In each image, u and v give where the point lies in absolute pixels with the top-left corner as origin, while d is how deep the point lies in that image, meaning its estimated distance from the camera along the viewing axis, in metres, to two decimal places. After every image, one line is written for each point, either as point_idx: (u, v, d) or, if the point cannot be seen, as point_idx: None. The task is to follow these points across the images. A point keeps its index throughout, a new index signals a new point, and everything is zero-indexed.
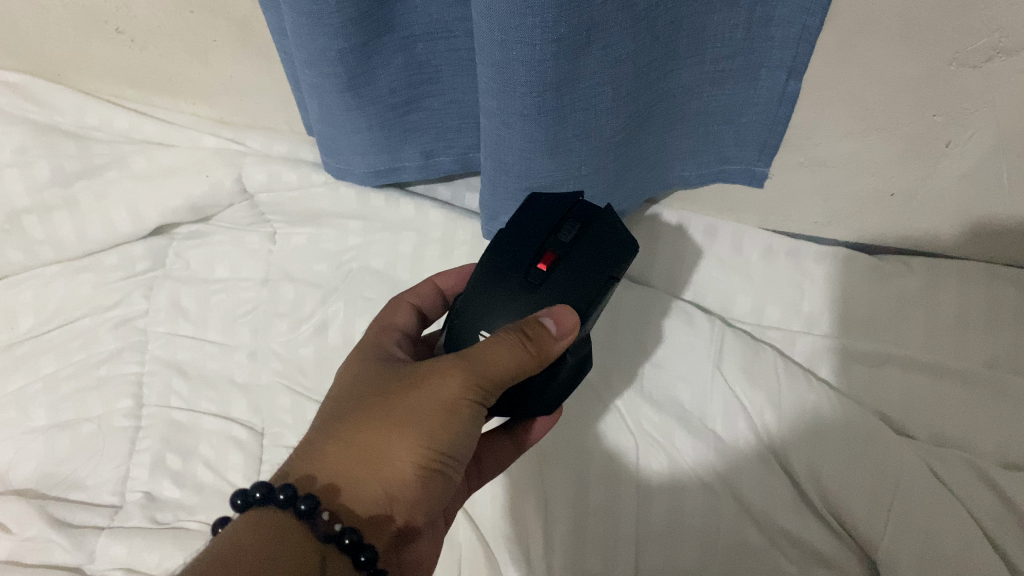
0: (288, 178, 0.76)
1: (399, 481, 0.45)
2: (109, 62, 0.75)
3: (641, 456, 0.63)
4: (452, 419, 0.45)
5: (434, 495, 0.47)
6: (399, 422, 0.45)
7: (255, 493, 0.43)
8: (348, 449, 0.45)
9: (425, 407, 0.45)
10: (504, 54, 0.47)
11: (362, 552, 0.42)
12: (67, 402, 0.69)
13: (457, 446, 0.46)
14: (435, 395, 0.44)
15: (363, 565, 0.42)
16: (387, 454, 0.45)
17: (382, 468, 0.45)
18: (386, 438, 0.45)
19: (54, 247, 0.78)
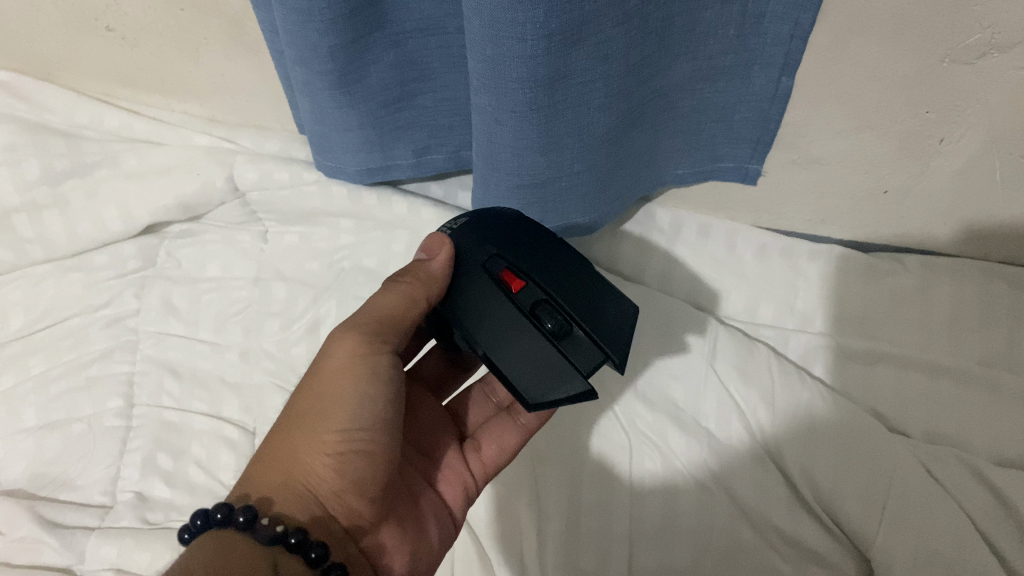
0: (279, 177, 0.76)
1: (322, 473, 0.47)
2: (99, 60, 0.74)
3: (635, 455, 0.62)
4: (350, 389, 0.48)
5: (368, 478, 0.48)
6: (307, 419, 0.48)
7: (196, 521, 0.44)
8: (270, 458, 0.48)
9: (320, 395, 0.49)
10: (495, 51, 0.46)
11: (312, 548, 0.44)
12: (57, 402, 0.69)
13: (365, 416, 0.48)
14: (327, 373, 0.49)
15: (315, 561, 0.44)
16: (299, 453, 0.48)
17: (300, 468, 0.47)
18: (296, 433, 0.48)
19: (44, 246, 0.77)
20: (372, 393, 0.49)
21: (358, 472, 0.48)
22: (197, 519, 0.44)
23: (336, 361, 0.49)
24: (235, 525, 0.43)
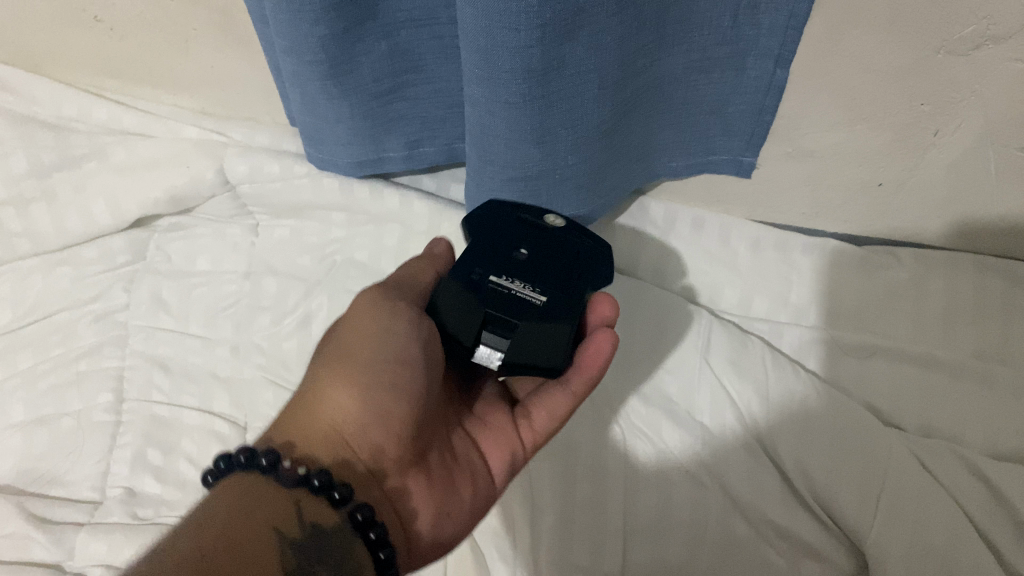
0: (271, 170, 0.74)
1: (346, 413, 0.47)
2: (87, 51, 0.74)
3: (626, 441, 0.62)
4: (378, 322, 0.49)
5: (395, 415, 0.47)
6: (335, 364, 0.48)
7: (218, 464, 0.44)
8: (298, 401, 0.49)
9: (348, 343, 0.49)
10: (488, 41, 0.46)
11: (337, 490, 0.44)
12: (46, 398, 0.68)
13: (390, 346, 0.48)
14: (365, 313, 0.50)
15: (339, 502, 0.44)
16: (323, 397, 0.48)
17: (325, 412, 0.47)
18: (326, 378, 0.48)
19: (32, 240, 0.76)
20: (396, 326, 0.49)
21: (384, 408, 0.47)
22: (219, 463, 0.44)
23: (361, 309, 0.50)
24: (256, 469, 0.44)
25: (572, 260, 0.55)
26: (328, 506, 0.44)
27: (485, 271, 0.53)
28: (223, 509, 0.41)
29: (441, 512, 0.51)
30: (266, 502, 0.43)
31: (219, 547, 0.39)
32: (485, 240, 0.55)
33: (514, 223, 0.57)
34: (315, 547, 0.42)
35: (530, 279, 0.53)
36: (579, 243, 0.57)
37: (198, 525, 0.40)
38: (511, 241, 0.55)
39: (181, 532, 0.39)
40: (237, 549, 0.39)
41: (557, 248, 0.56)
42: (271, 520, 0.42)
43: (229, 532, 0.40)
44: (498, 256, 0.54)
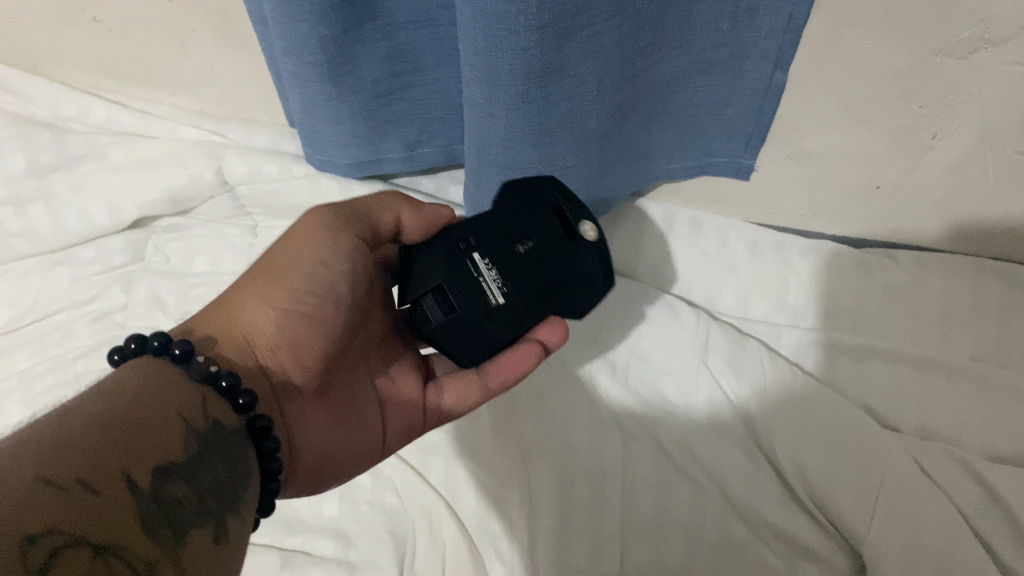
0: (268, 170, 0.76)
1: (264, 327, 0.48)
2: (86, 50, 0.73)
3: (615, 401, 0.65)
4: (315, 249, 0.50)
5: (308, 342, 0.48)
6: (265, 278, 0.50)
7: (129, 344, 0.42)
8: (221, 304, 0.49)
9: (280, 263, 0.50)
10: (488, 43, 0.46)
11: (241, 395, 0.42)
12: (43, 398, 0.68)
13: (321, 279, 0.50)
14: (305, 235, 0.51)
15: (242, 408, 0.41)
16: (245, 307, 0.48)
17: (244, 319, 0.48)
18: (256, 290, 0.49)
19: (30, 240, 0.76)
20: (331, 260, 0.51)
21: (301, 333, 0.48)
22: (131, 343, 0.42)
23: (302, 238, 0.51)
24: (170, 357, 0.42)
25: (558, 280, 0.52)
26: (232, 410, 0.41)
27: (474, 245, 0.53)
28: (133, 380, 0.37)
29: (327, 452, 0.50)
30: (175, 386, 0.39)
31: (128, 415, 0.34)
32: (507, 211, 0.54)
33: (540, 201, 0.54)
34: (218, 438, 0.39)
35: (506, 270, 0.52)
36: (593, 261, 0.52)
37: (105, 394, 0.35)
38: (521, 227, 0.53)
39: (86, 396, 0.35)
40: (142, 421, 0.35)
41: (556, 262, 0.52)
42: (179, 403, 0.38)
43: (139, 405, 0.36)
44: (503, 238, 0.53)
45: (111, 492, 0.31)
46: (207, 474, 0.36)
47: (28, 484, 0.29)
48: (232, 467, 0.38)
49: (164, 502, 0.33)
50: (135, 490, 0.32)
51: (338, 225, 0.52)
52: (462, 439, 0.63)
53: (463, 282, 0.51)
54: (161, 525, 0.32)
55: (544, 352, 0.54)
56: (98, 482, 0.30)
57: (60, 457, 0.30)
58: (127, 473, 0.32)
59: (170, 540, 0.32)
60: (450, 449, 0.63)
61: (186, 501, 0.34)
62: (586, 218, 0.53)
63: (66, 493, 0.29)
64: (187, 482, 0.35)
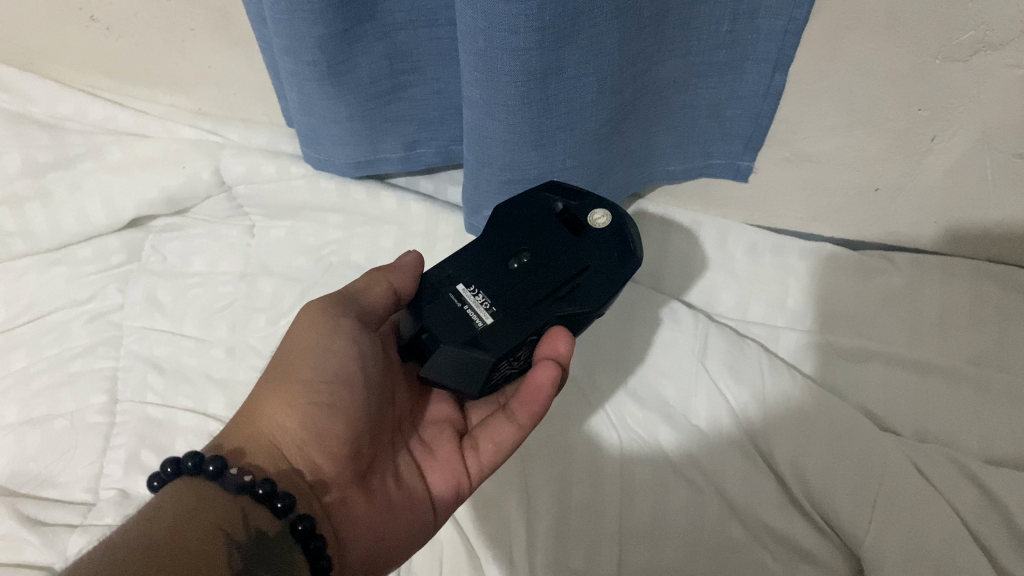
0: (267, 171, 0.75)
1: (286, 425, 0.47)
2: (83, 48, 0.73)
3: (610, 407, 0.64)
4: (320, 337, 0.49)
5: (330, 428, 0.47)
6: (277, 377, 0.49)
7: (166, 468, 0.43)
8: (241, 411, 0.49)
9: (290, 353, 0.49)
10: (487, 43, 0.46)
11: (280, 499, 0.43)
12: (39, 398, 0.68)
13: (330, 365, 0.48)
14: (305, 324, 0.50)
15: (281, 511, 0.43)
16: (266, 409, 0.48)
17: (266, 422, 0.47)
18: (268, 389, 0.48)
19: (26, 238, 0.75)
20: (337, 343, 0.49)
21: (319, 421, 0.47)
22: (166, 467, 0.43)
23: (301, 331, 0.50)
24: (205, 475, 0.43)
25: (569, 275, 0.50)
26: (272, 513, 0.43)
27: (460, 276, 0.51)
28: (172, 505, 0.40)
29: (375, 537, 0.49)
30: (216, 505, 0.42)
31: (171, 541, 0.38)
32: (499, 232, 0.53)
33: (539, 213, 0.53)
34: (261, 551, 0.41)
35: (499, 288, 0.49)
36: (605, 246, 0.51)
37: (147, 521, 0.39)
38: (518, 241, 0.52)
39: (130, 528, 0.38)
40: (186, 545, 0.38)
41: (563, 260, 0.51)
42: (218, 521, 0.41)
43: (181, 529, 0.39)
44: (496, 259, 0.51)
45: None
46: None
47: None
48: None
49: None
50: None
51: (338, 309, 0.51)
52: None
53: (445, 315, 0.49)
54: None
55: (560, 368, 0.48)
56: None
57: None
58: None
59: None
60: None
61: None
62: (592, 208, 0.52)
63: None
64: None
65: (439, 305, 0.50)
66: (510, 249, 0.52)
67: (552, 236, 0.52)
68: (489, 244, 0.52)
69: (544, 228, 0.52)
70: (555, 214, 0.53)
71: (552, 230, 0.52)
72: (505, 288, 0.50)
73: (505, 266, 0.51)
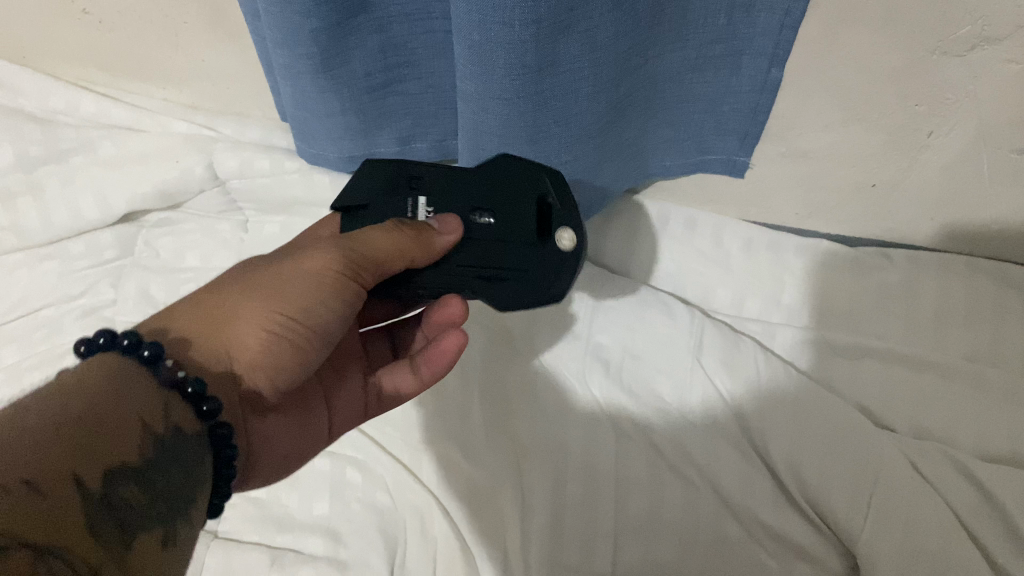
0: (260, 165, 0.75)
1: (244, 343, 0.46)
2: (74, 43, 0.72)
3: (606, 402, 0.64)
4: (318, 288, 0.47)
5: (283, 366, 0.47)
6: (256, 294, 0.47)
7: (97, 339, 0.40)
8: (201, 309, 0.46)
9: (290, 281, 0.47)
10: (482, 36, 0.45)
11: (207, 403, 0.41)
12: (31, 395, 0.67)
13: (313, 315, 0.47)
14: (310, 270, 0.47)
15: (204, 416, 0.41)
16: (237, 313, 0.46)
17: (227, 333, 0.46)
18: (239, 303, 0.46)
19: (18, 234, 0.75)
20: (333, 301, 0.48)
21: (276, 355, 0.46)
22: (100, 337, 0.41)
23: (303, 269, 0.48)
24: (138, 357, 0.41)
25: (501, 268, 0.51)
26: (195, 414, 0.41)
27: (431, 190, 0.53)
28: (92, 377, 0.37)
29: (279, 453, 0.53)
30: (138, 388, 0.38)
31: (82, 415, 0.34)
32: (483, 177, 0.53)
33: (525, 190, 0.52)
34: (174, 443, 0.38)
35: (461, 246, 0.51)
36: (558, 271, 0.50)
37: (60, 393, 0.35)
38: (491, 202, 0.52)
39: (42, 397, 0.34)
40: (98, 422, 0.35)
41: (507, 251, 0.51)
42: (138, 403, 0.37)
43: (97, 405, 0.35)
44: (460, 203, 0.53)
45: (57, 495, 0.31)
46: (160, 477, 0.36)
47: None
48: (185, 472, 0.38)
49: (111, 505, 0.33)
50: (84, 494, 0.32)
51: (359, 266, 0.48)
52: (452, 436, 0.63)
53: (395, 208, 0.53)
54: (113, 526, 0.32)
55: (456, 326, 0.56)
56: (45, 485, 0.30)
57: (6, 459, 0.30)
58: (75, 476, 0.32)
59: (121, 543, 0.32)
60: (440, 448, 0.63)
61: (138, 506, 0.34)
62: (566, 224, 0.51)
63: (12, 494, 0.29)
64: (138, 484, 0.35)
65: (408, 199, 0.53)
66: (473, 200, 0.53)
67: (516, 219, 0.51)
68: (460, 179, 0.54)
69: (512, 207, 0.52)
70: (535, 202, 0.52)
71: (526, 211, 0.51)
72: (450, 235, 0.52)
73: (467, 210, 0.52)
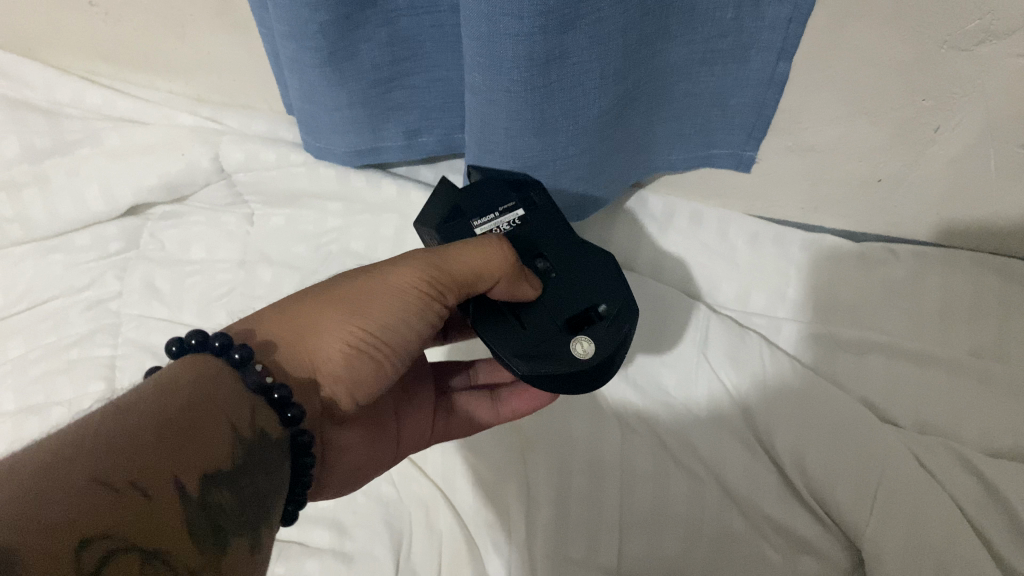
0: (266, 157, 0.74)
1: (333, 353, 0.46)
2: (79, 35, 0.72)
3: (612, 397, 0.64)
4: (401, 306, 0.48)
5: (368, 383, 0.48)
6: (345, 303, 0.47)
7: (192, 339, 0.42)
8: (289, 316, 0.46)
9: (376, 291, 0.48)
10: (491, 28, 0.45)
11: (291, 409, 0.42)
12: (35, 386, 0.68)
13: (395, 331, 0.48)
14: (394, 284, 0.48)
15: (288, 422, 0.42)
16: (324, 325, 0.46)
17: (317, 339, 0.46)
18: (327, 313, 0.46)
19: (23, 226, 0.75)
20: (419, 318, 0.49)
21: (358, 369, 0.47)
22: (193, 338, 0.42)
23: (394, 284, 0.48)
24: (228, 360, 0.42)
25: (551, 344, 0.49)
26: (279, 421, 0.42)
27: (567, 266, 0.54)
28: (189, 380, 0.39)
29: (353, 463, 0.54)
30: (227, 392, 0.40)
31: (180, 418, 0.36)
32: (608, 286, 0.53)
33: (617, 306, 0.51)
34: (261, 447, 0.40)
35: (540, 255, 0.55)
36: (575, 364, 0.48)
37: (159, 391, 0.37)
38: (600, 299, 0.52)
39: (142, 395, 0.37)
40: (195, 426, 0.37)
41: (566, 336, 0.50)
42: (230, 409, 0.39)
43: (192, 407, 0.37)
44: (586, 291, 0.52)
45: (159, 497, 0.33)
46: (248, 482, 0.38)
47: (81, 483, 0.31)
48: (270, 479, 0.40)
49: (205, 509, 0.35)
50: (182, 497, 0.34)
51: (445, 285, 0.48)
52: None
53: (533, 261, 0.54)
54: (204, 529, 0.35)
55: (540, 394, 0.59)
56: (146, 486, 0.33)
57: (112, 458, 0.33)
58: (176, 480, 0.34)
59: (209, 542, 0.35)
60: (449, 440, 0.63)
61: (228, 510, 0.36)
62: (604, 338, 0.49)
63: (117, 494, 0.32)
64: (229, 489, 0.37)
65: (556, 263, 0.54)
66: (594, 295, 0.52)
67: (598, 325, 0.50)
68: (593, 274, 0.53)
69: (610, 316, 0.51)
70: (611, 323, 0.50)
71: (605, 321, 0.51)
72: (565, 301, 0.52)
73: (582, 295, 0.52)
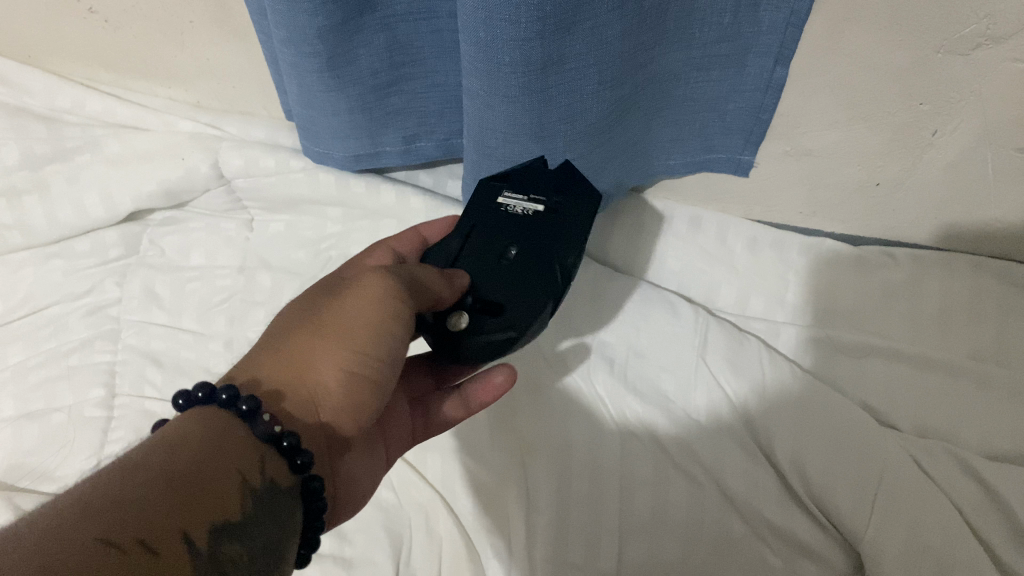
0: (265, 164, 0.75)
1: (328, 384, 0.45)
2: (79, 43, 0.72)
3: (612, 402, 0.64)
4: (379, 324, 0.45)
5: (369, 406, 0.46)
6: (325, 332, 0.45)
7: (196, 393, 0.42)
8: (276, 355, 0.46)
9: (349, 314, 0.45)
10: (488, 34, 0.45)
11: (299, 455, 0.42)
12: (35, 392, 0.68)
13: (386, 352, 0.45)
14: (366, 303, 0.45)
15: (298, 468, 0.42)
16: (312, 358, 0.45)
17: (307, 376, 0.45)
18: (312, 346, 0.45)
19: (24, 232, 0.75)
20: (405, 338, 0.46)
21: (356, 394, 0.45)
22: (199, 392, 0.42)
23: (366, 303, 0.45)
24: (235, 412, 0.42)
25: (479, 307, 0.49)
26: (287, 468, 0.42)
27: (548, 241, 0.51)
28: (196, 434, 0.39)
29: (359, 487, 0.53)
30: (236, 444, 0.40)
31: (189, 473, 0.37)
32: (556, 269, 0.50)
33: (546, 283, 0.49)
34: (271, 497, 0.40)
35: (526, 225, 0.52)
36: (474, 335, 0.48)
37: (168, 445, 0.38)
38: (539, 278, 0.49)
39: (151, 451, 0.37)
40: (204, 479, 0.37)
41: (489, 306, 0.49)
42: (239, 459, 0.40)
43: (200, 459, 0.38)
44: (537, 263, 0.50)
45: (168, 552, 0.34)
46: (258, 532, 0.39)
47: (91, 541, 0.32)
48: (282, 526, 0.40)
49: (217, 563, 0.36)
50: (191, 551, 0.35)
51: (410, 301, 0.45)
52: (462, 435, 0.63)
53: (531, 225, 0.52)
54: None
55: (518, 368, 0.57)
56: (157, 543, 0.33)
57: (122, 517, 0.33)
58: (184, 533, 0.35)
59: None
60: (448, 444, 0.63)
61: (239, 561, 0.37)
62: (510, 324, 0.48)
63: (126, 555, 0.32)
64: (239, 540, 0.37)
65: (548, 225, 0.52)
66: (541, 274, 0.49)
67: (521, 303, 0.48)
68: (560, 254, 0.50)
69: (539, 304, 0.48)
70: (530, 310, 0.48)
71: (531, 303, 0.48)
72: (514, 262, 0.50)
73: (536, 264, 0.50)
